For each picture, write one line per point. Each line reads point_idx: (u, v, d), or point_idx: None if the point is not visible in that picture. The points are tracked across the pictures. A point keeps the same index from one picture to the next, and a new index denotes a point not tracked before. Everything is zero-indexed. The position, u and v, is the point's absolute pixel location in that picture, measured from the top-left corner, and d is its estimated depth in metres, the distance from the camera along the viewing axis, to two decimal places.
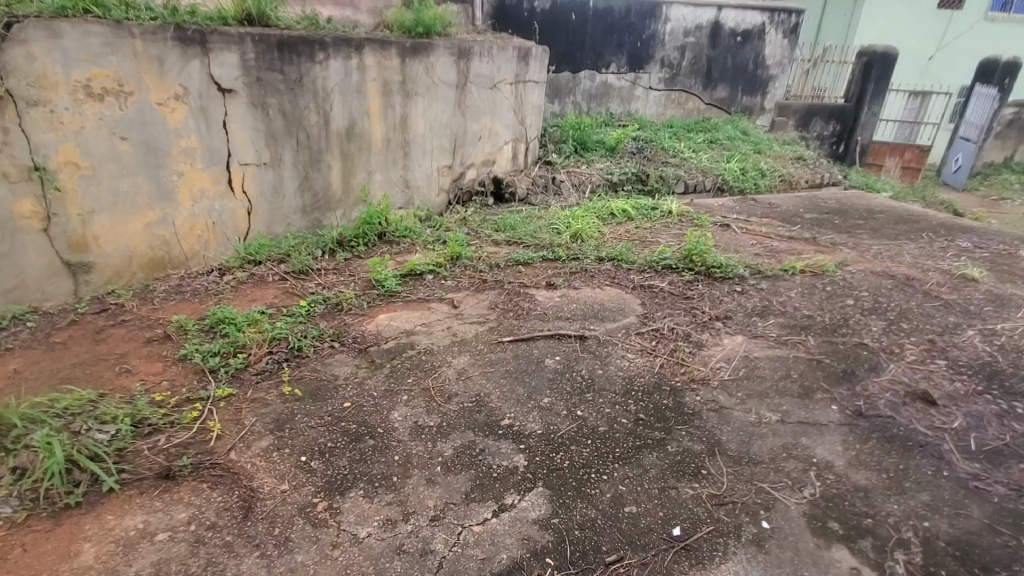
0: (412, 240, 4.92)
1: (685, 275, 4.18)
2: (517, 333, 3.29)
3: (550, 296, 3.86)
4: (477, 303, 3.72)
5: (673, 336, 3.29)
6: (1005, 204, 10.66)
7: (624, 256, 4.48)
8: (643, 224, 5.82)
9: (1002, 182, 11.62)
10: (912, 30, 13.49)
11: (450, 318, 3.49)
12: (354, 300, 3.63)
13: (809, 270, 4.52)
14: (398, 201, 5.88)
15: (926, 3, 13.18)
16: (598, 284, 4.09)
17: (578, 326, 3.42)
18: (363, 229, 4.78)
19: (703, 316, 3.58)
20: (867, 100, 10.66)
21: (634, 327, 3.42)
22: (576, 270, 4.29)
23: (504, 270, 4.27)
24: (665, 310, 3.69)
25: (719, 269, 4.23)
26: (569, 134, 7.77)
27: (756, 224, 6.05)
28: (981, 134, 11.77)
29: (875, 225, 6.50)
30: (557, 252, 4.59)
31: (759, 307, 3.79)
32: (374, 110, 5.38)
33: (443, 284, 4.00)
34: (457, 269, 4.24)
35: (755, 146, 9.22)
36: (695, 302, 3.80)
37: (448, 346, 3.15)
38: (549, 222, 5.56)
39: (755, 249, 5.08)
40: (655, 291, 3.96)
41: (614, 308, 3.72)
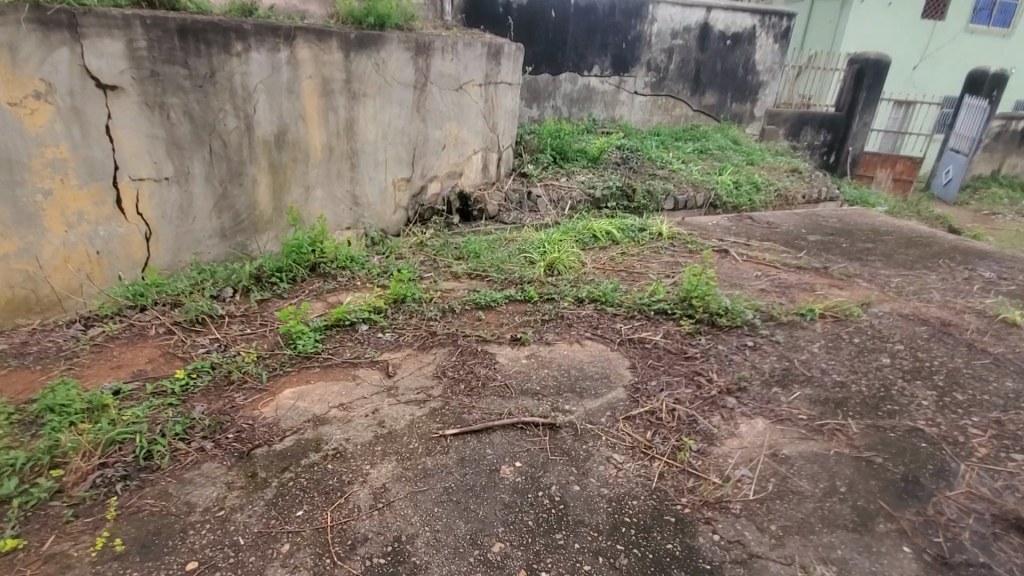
0: (350, 274, 4.02)
1: (684, 325, 3.35)
2: (467, 421, 2.44)
3: (515, 357, 3.01)
4: (420, 368, 2.86)
5: (676, 423, 2.47)
6: (998, 219, 10.14)
7: (609, 296, 3.66)
8: (630, 249, 5.01)
9: (996, 196, 11.17)
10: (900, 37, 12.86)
11: (380, 394, 2.62)
12: (253, 367, 2.74)
13: (830, 314, 3.74)
14: (344, 221, 4.99)
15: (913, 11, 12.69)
16: (577, 337, 3.26)
17: (549, 406, 2.58)
18: (288, 262, 3.88)
19: (712, 388, 2.77)
20: (858, 108, 10.11)
21: (624, 407, 2.60)
22: (550, 316, 3.46)
23: (459, 317, 3.43)
24: (662, 377, 2.86)
25: (726, 316, 3.43)
26: (547, 143, 6.95)
27: (757, 249, 5.29)
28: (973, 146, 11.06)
29: (884, 249, 5.79)
30: (527, 291, 3.75)
31: (779, 371, 3.00)
32: (311, 113, 4.49)
33: (379, 340, 3.13)
34: (400, 316, 3.38)
35: (747, 157, 8.53)
36: (700, 365, 2.99)
37: (370, 443, 2.28)
38: (520, 247, 4.72)
39: (761, 284, 4.31)
40: (648, 347, 3.15)
41: (597, 374, 2.88)
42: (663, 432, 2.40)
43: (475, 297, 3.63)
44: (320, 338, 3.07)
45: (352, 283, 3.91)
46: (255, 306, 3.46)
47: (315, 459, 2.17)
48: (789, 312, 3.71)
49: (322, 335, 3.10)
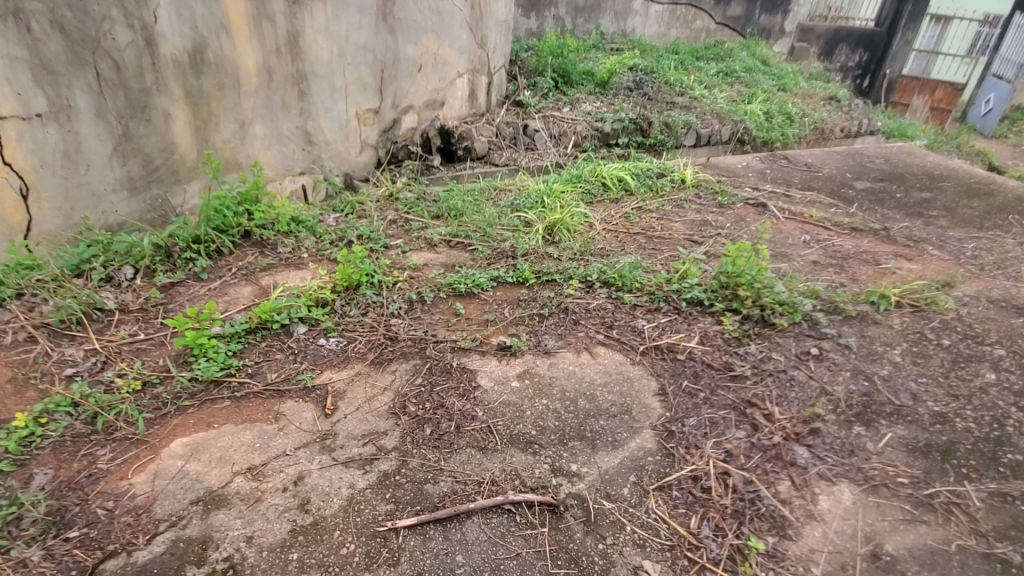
0: (293, 242, 3.13)
1: (729, 326, 2.51)
2: (431, 500, 1.69)
3: (503, 379, 2.21)
4: (371, 401, 2.06)
5: (732, 500, 1.72)
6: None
7: (626, 279, 2.80)
8: (647, 202, 4.07)
9: None
10: None
11: (309, 448, 1.86)
12: (132, 407, 1.95)
13: (908, 301, 2.85)
14: (295, 165, 3.99)
15: None
16: (585, 340, 2.45)
17: (550, 468, 1.82)
18: (209, 229, 2.97)
19: (773, 432, 2.00)
20: (903, 22, 8.80)
21: (655, 468, 1.84)
22: (550, 309, 2.61)
23: (429, 312, 2.58)
24: (704, 412, 2.08)
25: (782, 310, 2.59)
26: (547, 63, 5.74)
27: (800, 202, 4.29)
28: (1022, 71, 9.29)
29: (945, 200, 4.80)
30: (520, 270, 2.88)
31: (858, 397, 2.21)
32: (238, 22, 3.37)
33: (319, 351, 2.31)
34: (351, 310, 2.53)
35: (779, 81, 7.30)
36: (753, 390, 2.20)
37: (282, 548, 1.54)
38: (512, 202, 3.77)
39: (813, 255, 3.42)
40: (683, 360, 2.34)
41: (615, 408, 2.09)
42: (714, 519, 1.66)
43: (451, 280, 2.76)
44: (237, 350, 2.25)
45: (293, 257, 3.02)
46: (160, 296, 2.62)
47: None
48: (856, 300, 2.86)
49: (241, 345, 2.27)
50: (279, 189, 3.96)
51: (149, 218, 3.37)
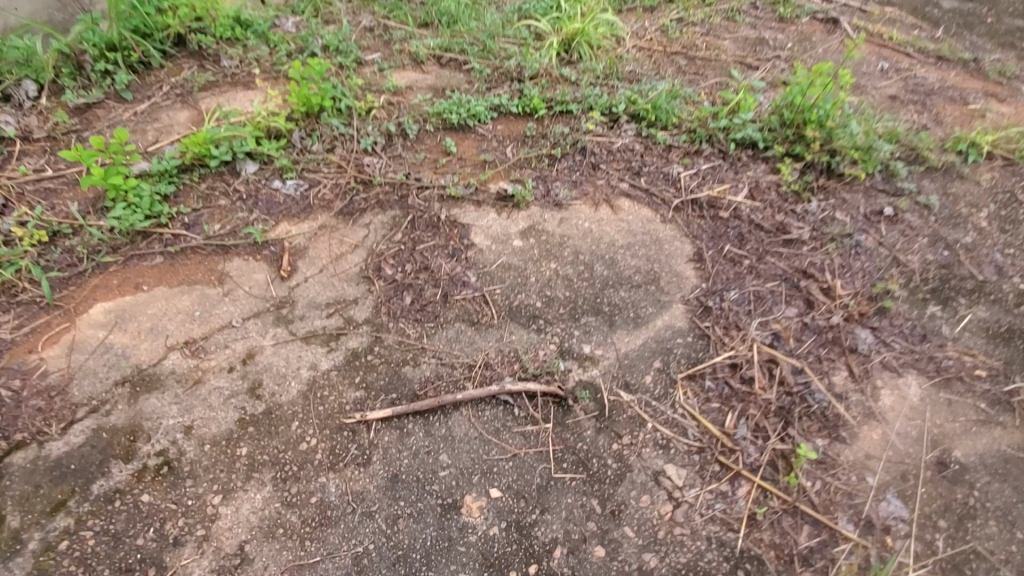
0: (239, 53, 2.46)
1: (788, 176, 2.00)
2: (410, 388, 1.38)
3: (502, 237, 1.78)
4: (338, 261, 1.66)
5: (778, 394, 1.41)
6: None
7: (661, 111, 2.21)
8: (690, 12, 3.23)
9: None
10: None
11: (261, 320, 1.51)
12: (36, 265, 1.57)
13: (1005, 149, 2.30)
14: None
15: None
16: (606, 190, 1.96)
17: (557, 349, 1.49)
18: (125, 33, 2.33)
19: (833, 310, 1.63)
20: None
21: (685, 353, 1.50)
22: (564, 150, 2.07)
23: (411, 150, 2.04)
24: (749, 284, 1.69)
25: (855, 159, 2.06)
26: None
27: (879, 18, 3.42)
28: None
29: None
30: (528, 97, 2.25)
31: (935, 270, 1.81)
32: None
33: (273, 196, 1.85)
34: (311, 143, 2.00)
35: None
36: (811, 259, 1.78)
37: (229, 441, 1.28)
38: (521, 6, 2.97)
39: (889, 89, 2.74)
40: (727, 219, 1.88)
41: (639, 277, 1.69)
42: (755, 418, 1.36)
43: (439, 109, 2.15)
44: (169, 194, 1.80)
45: (241, 74, 2.38)
46: (73, 123, 2.11)
47: (121, 484, 1.21)
48: (942, 148, 2.30)
49: (173, 187, 1.82)
50: None
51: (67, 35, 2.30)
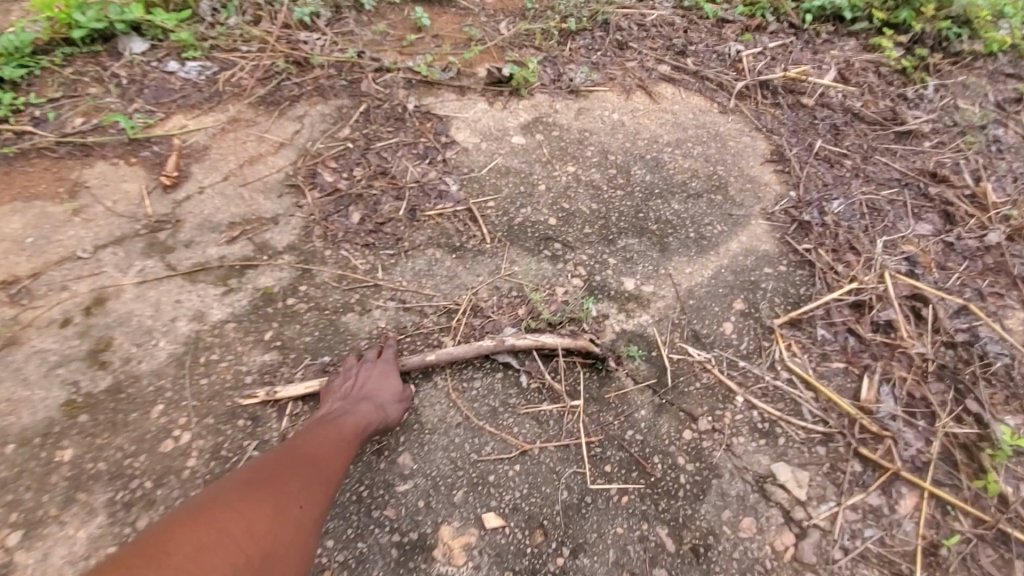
0: None
1: (890, 53, 1.45)
2: (353, 347, 0.87)
3: (496, 133, 1.23)
4: (252, 165, 1.12)
5: (934, 347, 0.89)
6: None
7: None
8: None
9: None
10: None
11: (123, 248, 0.97)
12: None
13: None
14: None
15: None
16: (639, 73, 1.41)
17: (584, 286, 0.96)
18: None
19: (986, 225, 1.10)
20: None
21: (779, 289, 0.98)
22: (580, 24, 1.50)
23: (368, 26, 1.47)
24: (856, 191, 1.16)
25: (979, 29, 1.50)
26: None
27: None
28: None
29: None
30: None
31: None
32: None
33: (165, 83, 1.29)
34: (224, 15, 1.43)
35: None
36: (937, 159, 1.25)
37: (47, 438, 0.78)
38: None
39: None
40: (812, 107, 1.34)
41: (697, 183, 1.16)
42: (907, 385, 0.85)
43: None
44: (20, 82, 1.26)
45: None
46: None
47: None
48: None
49: (25, 72, 1.27)
50: None
51: None
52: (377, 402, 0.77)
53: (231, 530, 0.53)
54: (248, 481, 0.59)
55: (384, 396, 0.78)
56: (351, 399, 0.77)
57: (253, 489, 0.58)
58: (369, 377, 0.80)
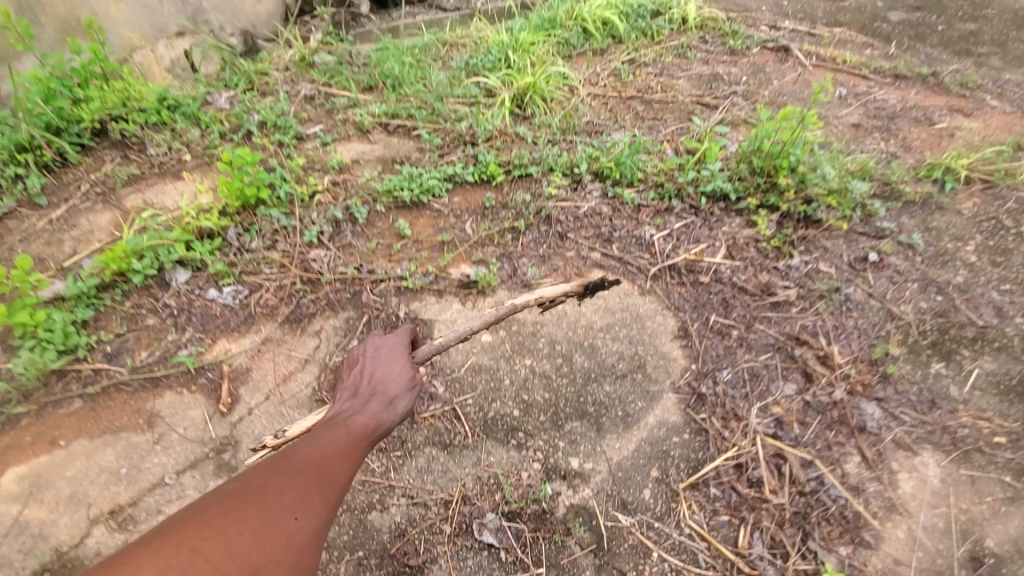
0: (166, 140, 2.30)
1: (765, 230, 1.91)
2: (379, 542, 1.24)
3: (469, 332, 1.61)
4: (287, 383, 1.49)
5: (790, 497, 1.29)
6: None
7: (624, 166, 2.09)
8: (641, 52, 3.18)
9: None
10: None
11: (198, 471, 1.35)
12: None
13: (977, 173, 2.25)
14: (168, 23, 2.90)
15: None
16: (577, 262, 1.82)
17: (541, 469, 1.34)
18: (34, 130, 2.14)
19: (834, 383, 1.50)
20: None
21: (684, 456, 1.37)
22: (527, 221, 1.93)
23: (362, 236, 1.88)
24: (741, 359, 1.56)
25: (831, 204, 1.97)
26: None
27: (828, 43, 3.41)
28: None
29: (992, 33, 3.96)
30: (484, 163, 2.12)
31: (931, 320, 1.71)
32: None
33: (208, 309, 1.65)
34: (247, 241, 1.81)
35: None
36: (801, 323, 1.67)
37: None
38: (472, 61, 2.89)
39: (851, 117, 2.67)
40: (708, 283, 1.76)
41: (622, 364, 1.55)
42: (770, 531, 1.25)
43: (389, 186, 2.00)
44: (88, 320, 1.59)
45: (170, 164, 2.20)
46: None
47: None
48: (913, 180, 2.23)
49: (92, 311, 1.61)
50: (156, 61, 2.85)
51: None
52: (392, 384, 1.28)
53: (251, 512, 0.81)
54: (266, 477, 0.89)
55: (392, 387, 1.27)
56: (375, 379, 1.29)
57: (267, 481, 0.88)
58: (391, 356, 1.36)
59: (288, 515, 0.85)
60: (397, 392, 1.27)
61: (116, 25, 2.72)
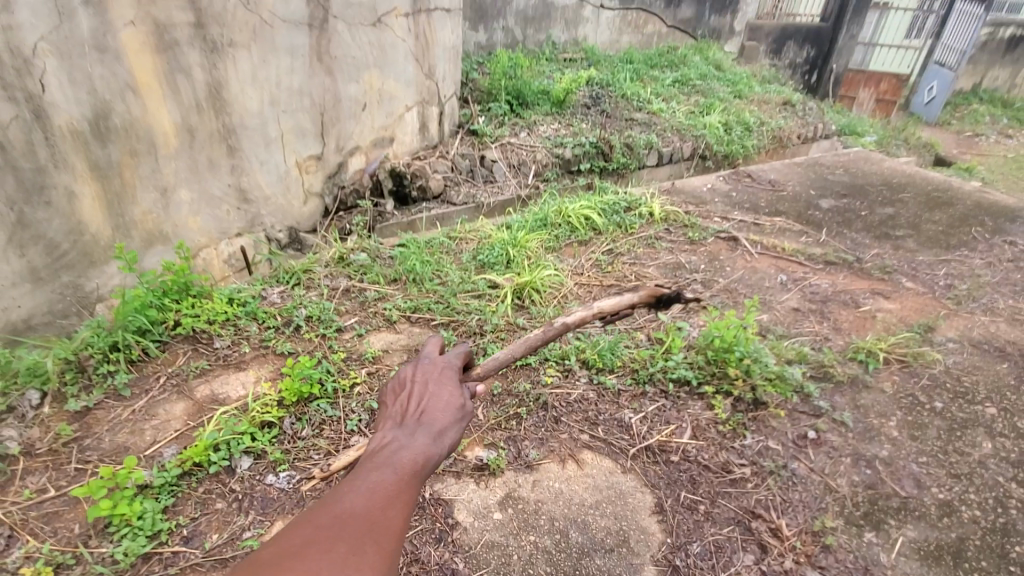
0: (230, 333, 2.83)
1: (722, 412, 2.36)
2: None
3: (483, 510, 1.97)
4: None
5: None
6: (981, 142, 8.79)
7: (604, 356, 2.61)
8: (618, 242, 3.85)
9: (974, 114, 9.70)
10: None
11: None
12: None
13: (896, 354, 2.75)
14: (232, 227, 3.42)
15: None
16: (569, 443, 2.24)
17: None
18: (128, 334, 2.65)
19: (783, 554, 1.84)
20: (848, 18, 8.32)
21: None
22: (528, 407, 2.37)
23: None
24: (708, 533, 1.91)
25: (773, 388, 2.45)
26: (501, 85, 5.32)
27: (772, 229, 4.10)
28: (962, 58, 9.06)
29: (909, 217, 4.46)
30: (490, 355, 2.65)
31: (863, 492, 2.08)
32: (146, 80, 2.75)
33: (267, 492, 2.03)
34: (299, 429, 2.25)
35: (733, 86, 6.95)
36: (756, 497, 2.03)
37: None
38: (478, 256, 3.53)
39: (791, 300, 3.25)
40: (677, 461, 2.17)
41: (610, 539, 1.89)
42: None
43: None
44: (168, 505, 1.94)
45: (233, 357, 2.70)
46: (73, 428, 2.30)
47: None
48: (842, 360, 2.72)
49: (173, 497, 1.97)
50: (216, 256, 3.39)
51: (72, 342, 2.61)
52: (440, 409, 1.47)
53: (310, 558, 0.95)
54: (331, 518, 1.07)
55: (442, 411, 1.47)
56: (424, 404, 1.48)
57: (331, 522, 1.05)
58: (437, 381, 1.58)
59: (339, 573, 0.95)
60: (445, 417, 1.45)
61: (190, 232, 3.21)
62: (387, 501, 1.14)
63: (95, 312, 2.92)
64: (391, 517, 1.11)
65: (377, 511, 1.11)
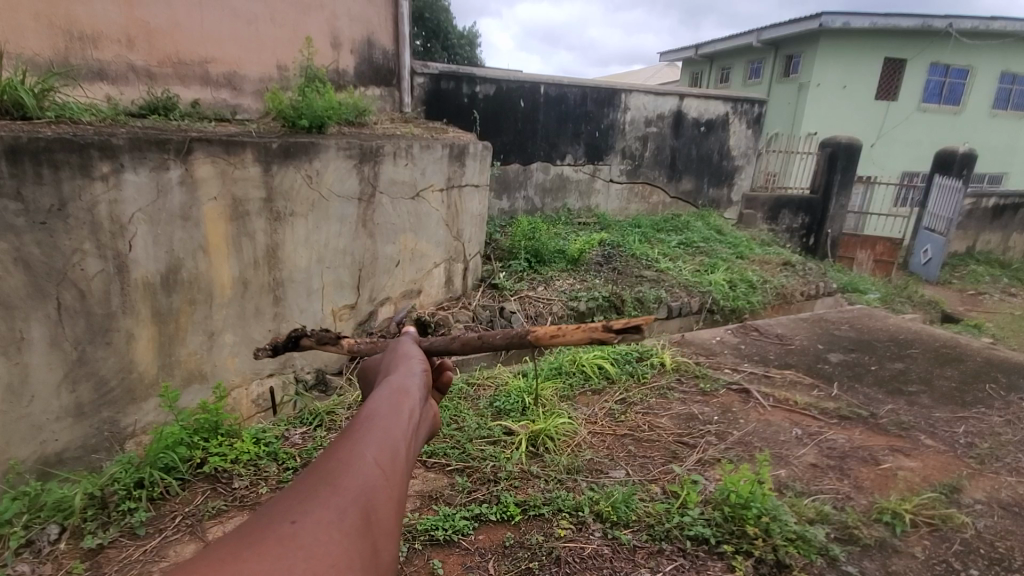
0: (250, 473, 2.90)
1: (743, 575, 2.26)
2: None
3: None
4: None
5: None
6: (986, 300, 9.05)
7: (618, 510, 2.59)
8: (631, 390, 3.97)
9: (974, 274, 10.08)
10: (854, 120, 13.98)
11: None
12: None
13: (922, 515, 2.66)
14: (265, 368, 3.64)
15: (864, 98, 13.74)
16: None
17: None
18: (154, 471, 2.75)
19: None
20: (835, 191, 9.27)
21: None
22: (541, 562, 2.33)
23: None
24: None
25: (796, 550, 2.36)
26: (521, 245, 5.91)
27: (784, 382, 4.18)
28: (948, 225, 9.69)
29: (919, 371, 4.53)
30: (503, 503, 2.67)
31: None
32: (216, 242, 3.20)
33: None
34: None
35: (735, 248, 7.52)
36: None
37: None
38: (495, 402, 3.67)
39: (808, 456, 3.22)
40: None
41: None
42: None
43: (427, 524, 2.52)
44: None
45: (249, 497, 2.73)
46: (83, 567, 2.29)
47: None
48: (868, 521, 2.63)
49: None
50: (246, 396, 3.57)
51: (94, 480, 2.67)
52: (400, 380, 1.41)
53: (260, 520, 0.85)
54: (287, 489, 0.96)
55: (403, 380, 1.42)
56: (382, 382, 1.42)
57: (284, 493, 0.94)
58: (392, 367, 1.54)
59: (282, 522, 0.84)
60: (406, 383, 1.41)
61: (227, 372, 3.43)
62: (349, 454, 1.04)
63: (124, 448, 3.03)
64: (352, 466, 1.01)
65: (332, 464, 1.01)
